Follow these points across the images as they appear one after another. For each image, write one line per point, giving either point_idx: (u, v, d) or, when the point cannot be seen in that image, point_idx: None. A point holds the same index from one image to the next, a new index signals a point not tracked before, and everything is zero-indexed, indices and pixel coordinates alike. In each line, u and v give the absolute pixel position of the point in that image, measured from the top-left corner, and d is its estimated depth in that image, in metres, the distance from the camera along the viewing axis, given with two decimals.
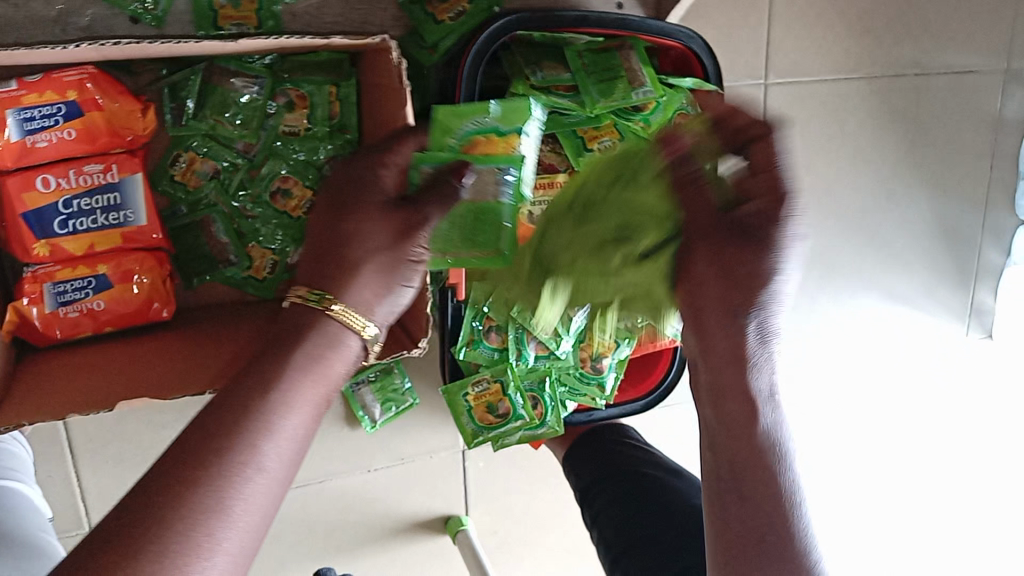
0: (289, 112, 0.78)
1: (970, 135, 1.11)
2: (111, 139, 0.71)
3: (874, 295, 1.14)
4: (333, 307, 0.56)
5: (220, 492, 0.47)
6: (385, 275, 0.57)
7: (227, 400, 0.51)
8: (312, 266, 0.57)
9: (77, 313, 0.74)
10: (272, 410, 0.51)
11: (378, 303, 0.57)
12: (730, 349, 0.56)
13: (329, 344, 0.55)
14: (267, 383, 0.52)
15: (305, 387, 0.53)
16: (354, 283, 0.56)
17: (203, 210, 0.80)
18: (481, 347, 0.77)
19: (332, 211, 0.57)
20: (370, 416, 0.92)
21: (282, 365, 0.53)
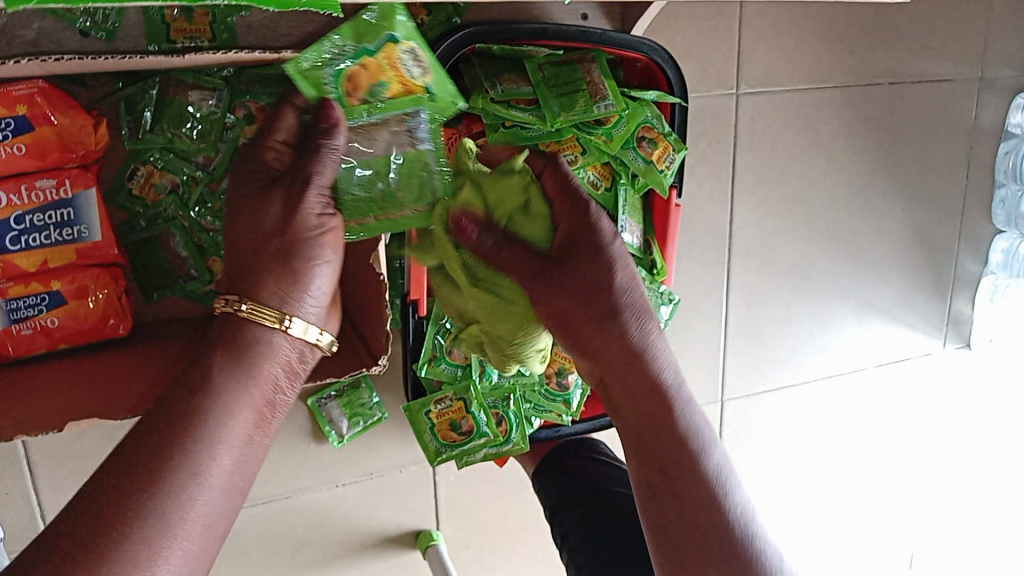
0: (248, 125, 0.76)
1: (946, 144, 1.11)
2: (63, 154, 0.70)
3: (850, 304, 1.14)
4: (242, 308, 0.54)
5: (161, 504, 0.46)
6: (288, 258, 0.55)
7: (145, 429, 0.48)
8: (228, 268, 0.56)
9: (31, 330, 0.72)
10: (210, 416, 0.50)
11: (292, 290, 0.55)
12: (618, 366, 0.61)
13: (258, 351, 0.54)
14: (197, 388, 0.50)
15: (244, 392, 0.52)
16: (265, 276, 0.55)
17: (162, 223, 0.78)
18: (443, 363, 0.76)
19: (234, 202, 0.57)
20: (337, 431, 0.91)
21: (213, 369, 0.52)
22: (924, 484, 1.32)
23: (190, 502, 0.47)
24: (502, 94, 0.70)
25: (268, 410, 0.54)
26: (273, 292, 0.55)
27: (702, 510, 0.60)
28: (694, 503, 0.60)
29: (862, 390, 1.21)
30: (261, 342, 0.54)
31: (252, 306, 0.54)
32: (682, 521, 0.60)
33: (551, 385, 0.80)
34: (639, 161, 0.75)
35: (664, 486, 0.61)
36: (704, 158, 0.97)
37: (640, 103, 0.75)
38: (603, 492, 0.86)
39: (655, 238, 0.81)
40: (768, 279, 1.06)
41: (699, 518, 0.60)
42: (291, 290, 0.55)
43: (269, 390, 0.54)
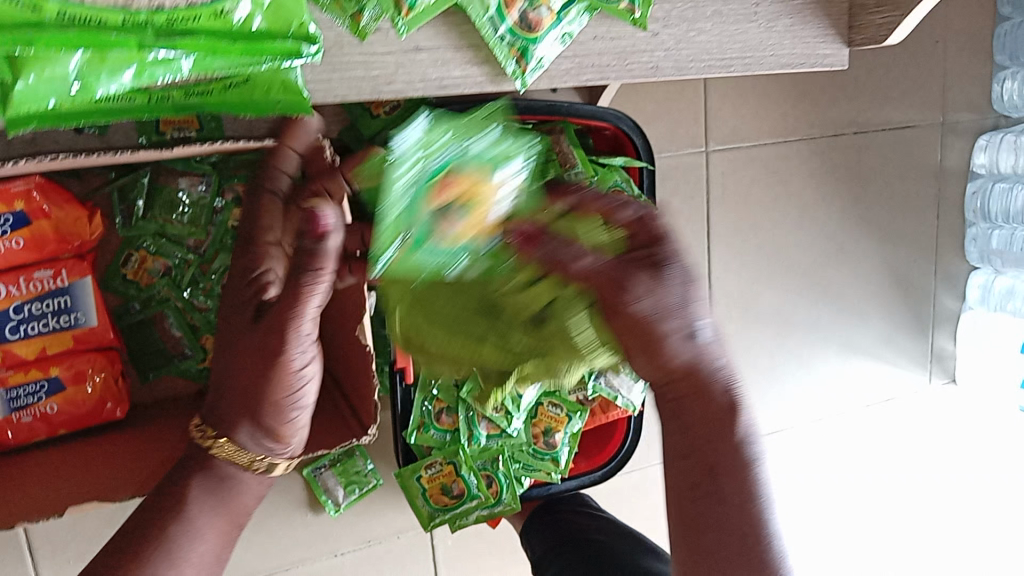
0: (237, 207, 0.80)
1: (914, 187, 1.14)
2: (59, 245, 0.73)
3: (833, 348, 1.16)
4: (221, 445, 0.63)
5: None
6: (268, 416, 0.62)
7: (132, 535, 0.60)
8: (213, 405, 0.64)
9: (31, 418, 0.74)
10: (174, 541, 0.60)
11: (268, 442, 0.64)
12: None
13: (224, 477, 0.63)
14: (169, 513, 0.61)
15: (204, 515, 0.62)
16: (243, 421, 0.62)
17: (156, 305, 0.81)
18: (432, 429, 0.77)
19: (227, 339, 0.63)
20: (334, 499, 0.91)
21: (181, 504, 0.62)
22: (925, 523, 1.32)
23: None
24: None
25: (235, 526, 0.65)
26: (247, 435, 0.63)
27: None
28: None
29: (853, 431, 1.22)
30: (230, 478, 0.64)
31: (225, 444, 0.63)
32: None
33: (538, 445, 0.81)
34: None
35: None
36: (679, 214, 1.00)
37: (610, 169, 0.77)
38: (585, 539, 0.87)
39: None
40: (751, 326, 1.09)
41: None
42: (263, 428, 0.63)
43: (236, 515, 0.65)
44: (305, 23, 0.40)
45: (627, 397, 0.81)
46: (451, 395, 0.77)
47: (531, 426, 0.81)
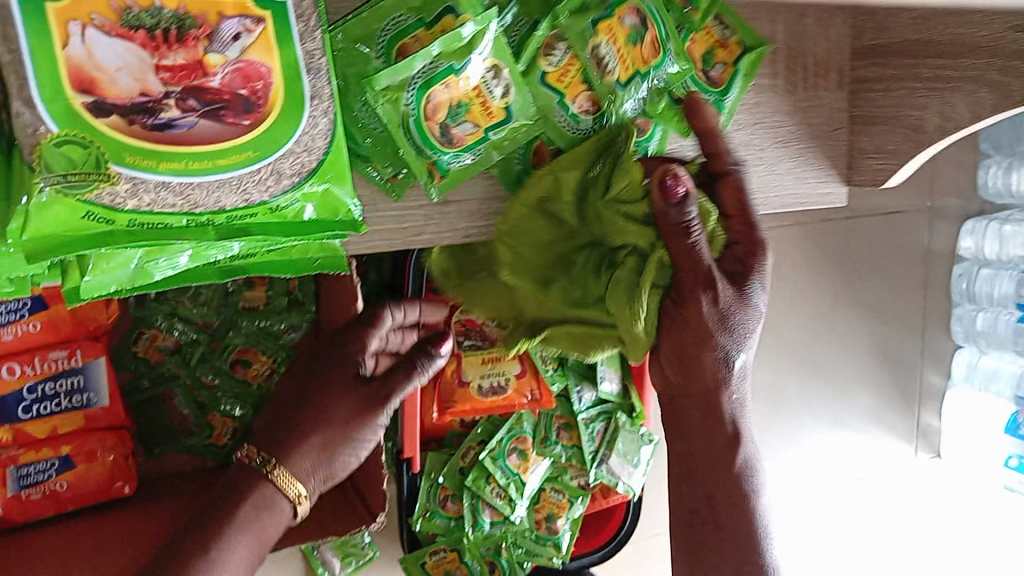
0: (248, 289, 0.83)
1: (901, 269, 1.18)
2: (75, 328, 0.75)
3: (824, 423, 1.18)
4: (273, 471, 0.63)
5: None
6: (327, 452, 0.64)
7: (175, 552, 0.58)
8: (267, 433, 0.65)
9: (39, 494, 0.75)
10: (209, 562, 0.58)
11: (314, 474, 0.64)
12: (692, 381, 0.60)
13: (261, 511, 0.61)
14: (206, 537, 0.59)
15: (240, 548, 0.60)
16: (301, 451, 0.63)
17: (165, 382, 0.82)
18: (436, 517, 0.79)
19: (306, 379, 0.67)
20: (330, 570, 0.93)
21: (220, 527, 0.59)
22: None
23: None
24: None
25: (258, 559, 0.61)
26: (301, 465, 0.63)
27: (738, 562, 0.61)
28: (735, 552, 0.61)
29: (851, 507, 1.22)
30: (269, 502, 0.62)
31: (282, 473, 0.63)
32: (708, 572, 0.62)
33: (540, 531, 0.83)
34: None
35: (705, 523, 0.62)
36: None
37: None
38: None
39: (633, 382, 0.85)
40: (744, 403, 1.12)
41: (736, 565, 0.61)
42: (316, 472, 0.64)
43: (263, 545, 0.61)
44: (351, 209, 0.44)
45: (629, 482, 0.83)
46: (456, 482, 0.79)
47: (533, 512, 0.84)
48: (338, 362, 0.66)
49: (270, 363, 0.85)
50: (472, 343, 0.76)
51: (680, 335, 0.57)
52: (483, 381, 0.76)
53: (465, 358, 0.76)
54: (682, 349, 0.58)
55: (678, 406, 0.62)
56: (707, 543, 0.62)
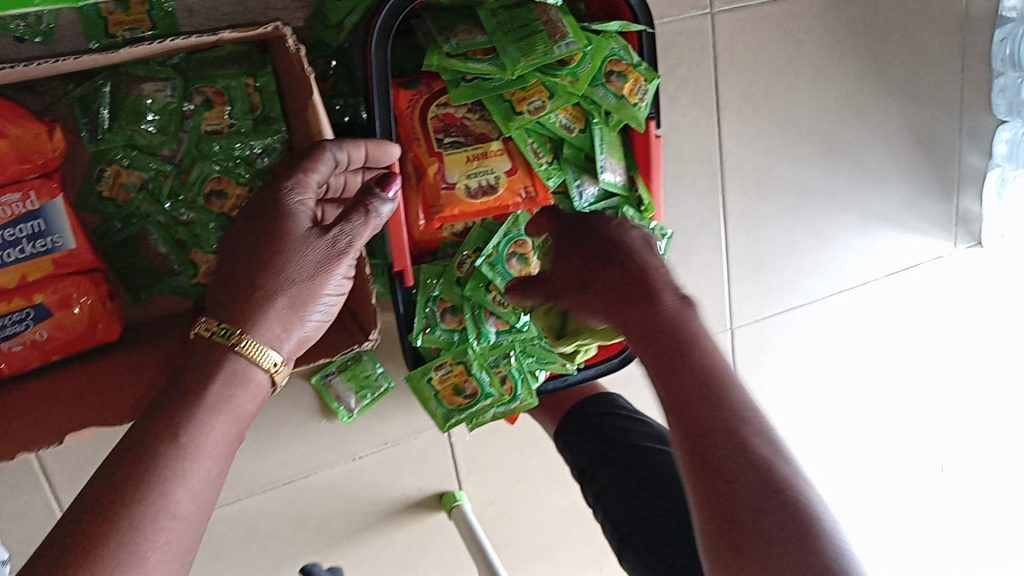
0: (208, 111, 0.75)
1: (938, 38, 1.05)
2: (22, 166, 0.69)
3: (853, 216, 1.12)
4: (241, 343, 0.56)
5: (128, 531, 0.49)
6: (294, 309, 0.58)
7: (138, 438, 0.52)
8: (218, 303, 0.57)
9: (21, 346, 0.71)
10: (179, 453, 0.52)
11: (286, 338, 0.58)
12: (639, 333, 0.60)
13: (235, 385, 0.56)
14: (168, 425, 0.53)
15: (212, 430, 0.54)
16: (267, 316, 0.57)
17: (137, 222, 0.77)
18: (437, 330, 0.76)
19: (246, 236, 0.58)
20: (345, 406, 0.90)
21: (188, 409, 0.54)
22: (940, 383, 1.33)
23: (162, 544, 0.50)
24: (458, 47, 0.66)
25: (237, 438, 0.56)
26: (271, 331, 0.57)
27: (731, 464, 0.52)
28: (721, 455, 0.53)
29: (875, 300, 1.20)
30: (241, 372, 0.56)
31: (250, 342, 0.56)
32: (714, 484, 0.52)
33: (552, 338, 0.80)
34: (610, 97, 0.71)
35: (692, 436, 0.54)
36: (686, 84, 0.94)
37: (602, 37, 0.70)
38: (637, 448, 0.88)
39: (639, 172, 0.77)
40: (766, 200, 1.04)
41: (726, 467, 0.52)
42: (288, 336, 0.59)
43: (238, 425, 0.56)
44: None
45: None
46: (456, 294, 0.76)
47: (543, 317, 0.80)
48: (281, 214, 0.58)
49: (246, 192, 0.78)
50: (454, 140, 0.70)
51: (594, 274, 0.66)
52: (470, 181, 0.70)
53: (448, 158, 0.69)
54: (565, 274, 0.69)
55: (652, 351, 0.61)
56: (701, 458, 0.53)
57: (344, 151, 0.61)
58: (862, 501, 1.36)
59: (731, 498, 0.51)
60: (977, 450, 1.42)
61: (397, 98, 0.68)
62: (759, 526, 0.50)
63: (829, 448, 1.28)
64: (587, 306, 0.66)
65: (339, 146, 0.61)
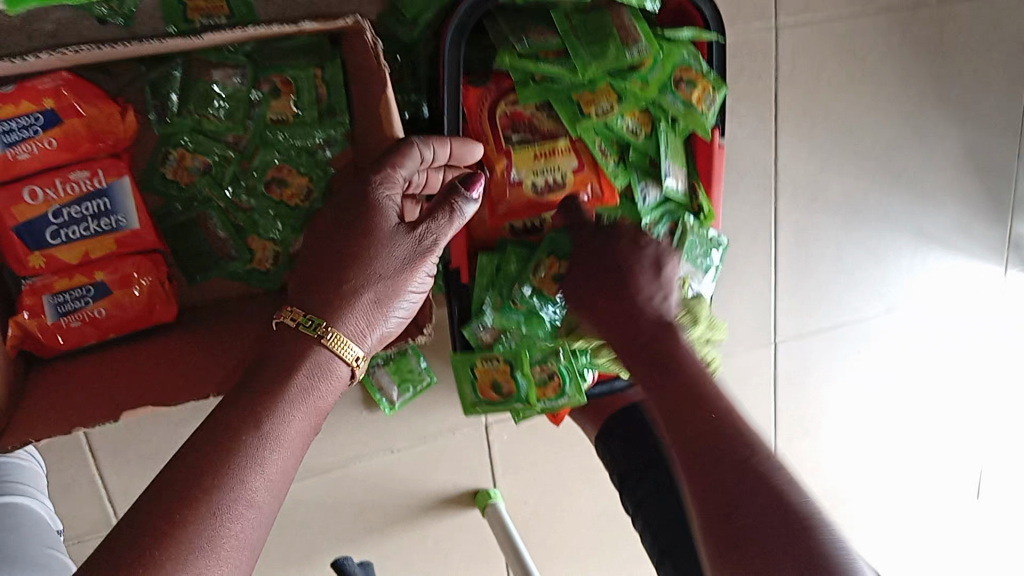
0: (275, 100, 0.75)
1: (1004, 60, 1.04)
2: (93, 145, 0.69)
3: (904, 235, 1.10)
4: (327, 334, 0.60)
5: (208, 515, 0.51)
6: (377, 304, 0.62)
7: (226, 420, 0.56)
8: (306, 294, 0.62)
9: (79, 322, 0.73)
10: (261, 441, 0.55)
11: (367, 331, 0.63)
12: (651, 352, 0.68)
13: (318, 379, 0.60)
14: (252, 415, 0.56)
15: (291, 421, 0.57)
16: (350, 310, 0.61)
17: (198, 206, 0.78)
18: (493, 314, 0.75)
19: (336, 230, 0.62)
20: (387, 398, 0.90)
21: (273, 397, 0.57)
22: (981, 408, 1.31)
23: (239, 529, 0.53)
24: (530, 48, 0.66)
25: (313, 427, 0.60)
26: (353, 324, 0.61)
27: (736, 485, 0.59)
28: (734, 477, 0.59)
29: (921, 323, 1.19)
30: (324, 362, 0.60)
31: (336, 335, 0.60)
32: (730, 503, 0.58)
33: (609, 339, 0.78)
34: (678, 104, 0.70)
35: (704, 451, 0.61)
36: (746, 95, 0.93)
37: (674, 44, 0.70)
38: None
39: (700, 181, 0.77)
40: (818, 215, 1.03)
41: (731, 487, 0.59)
42: (369, 328, 0.63)
43: (314, 415, 0.59)
44: None
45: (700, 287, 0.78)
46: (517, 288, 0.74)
47: None
48: (370, 210, 0.61)
49: (306, 181, 0.79)
50: (522, 137, 0.71)
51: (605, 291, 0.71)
52: (537, 178, 0.71)
53: (516, 155, 0.71)
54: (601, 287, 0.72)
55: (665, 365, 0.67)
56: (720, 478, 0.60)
57: (430, 151, 0.63)
58: (894, 523, 1.34)
59: (744, 530, 0.57)
60: (1014, 477, 1.40)
61: (466, 96, 0.69)
62: (763, 541, 0.56)
63: (863, 468, 1.26)
64: (601, 315, 0.71)
65: (426, 143, 0.63)
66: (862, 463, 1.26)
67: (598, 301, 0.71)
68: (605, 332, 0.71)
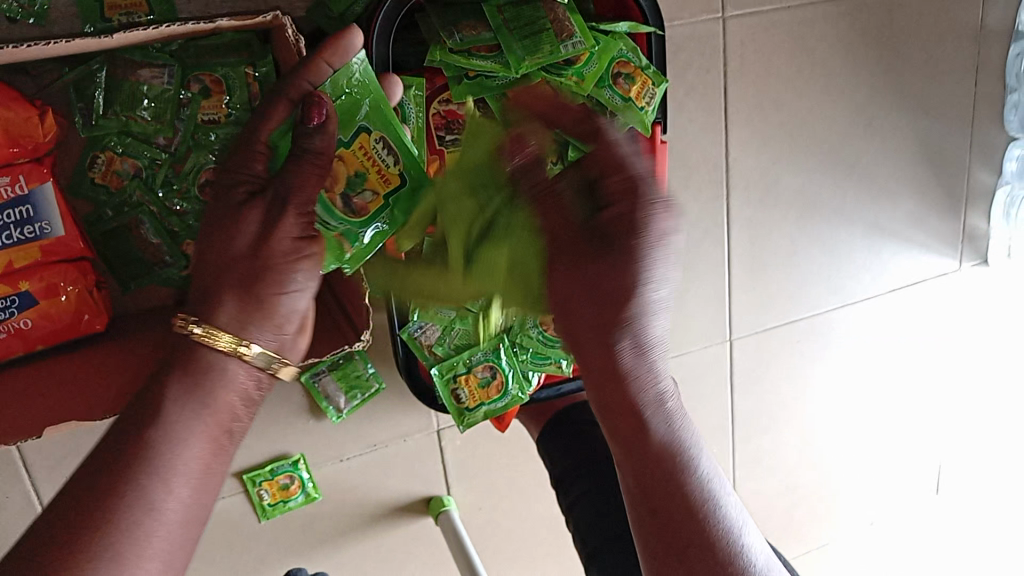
0: (205, 100, 0.73)
1: (953, 51, 1.04)
2: (12, 150, 0.67)
3: (859, 229, 1.10)
4: (199, 331, 0.56)
5: (111, 534, 0.50)
6: (251, 291, 0.56)
7: (122, 435, 0.53)
8: (198, 295, 0.57)
9: (5, 333, 0.70)
10: (159, 451, 0.53)
11: (249, 323, 0.57)
12: (603, 375, 0.55)
13: (218, 376, 0.57)
14: (149, 419, 0.54)
15: (197, 424, 0.55)
16: (221, 304, 0.56)
17: (129, 211, 0.75)
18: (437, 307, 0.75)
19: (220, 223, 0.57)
20: (335, 406, 0.88)
21: (164, 405, 0.54)
22: (941, 401, 1.31)
23: (148, 540, 0.52)
24: (462, 43, 0.65)
25: (221, 432, 0.57)
26: (227, 316, 0.56)
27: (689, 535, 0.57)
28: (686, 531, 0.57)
29: (879, 317, 1.19)
30: (208, 361, 0.56)
31: (207, 327, 0.56)
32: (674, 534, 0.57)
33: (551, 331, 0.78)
34: (617, 99, 0.69)
35: (657, 519, 0.57)
36: (694, 90, 0.92)
37: (611, 37, 0.69)
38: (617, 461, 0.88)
39: None
40: (771, 211, 1.03)
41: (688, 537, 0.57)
42: (251, 319, 0.57)
43: (221, 416, 0.57)
44: None
45: None
46: None
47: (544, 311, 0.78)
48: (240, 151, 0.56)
49: None
50: (454, 138, 0.70)
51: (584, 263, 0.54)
52: None
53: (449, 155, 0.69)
54: (597, 286, 0.53)
55: (611, 389, 0.56)
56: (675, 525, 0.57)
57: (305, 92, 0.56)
58: (858, 518, 1.34)
59: (680, 540, 0.57)
60: (976, 470, 1.40)
61: None
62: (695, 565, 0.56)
63: (824, 463, 1.26)
64: (565, 290, 0.55)
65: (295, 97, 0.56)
66: (823, 458, 1.26)
67: (571, 292, 0.55)
68: (564, 296, 0.55)
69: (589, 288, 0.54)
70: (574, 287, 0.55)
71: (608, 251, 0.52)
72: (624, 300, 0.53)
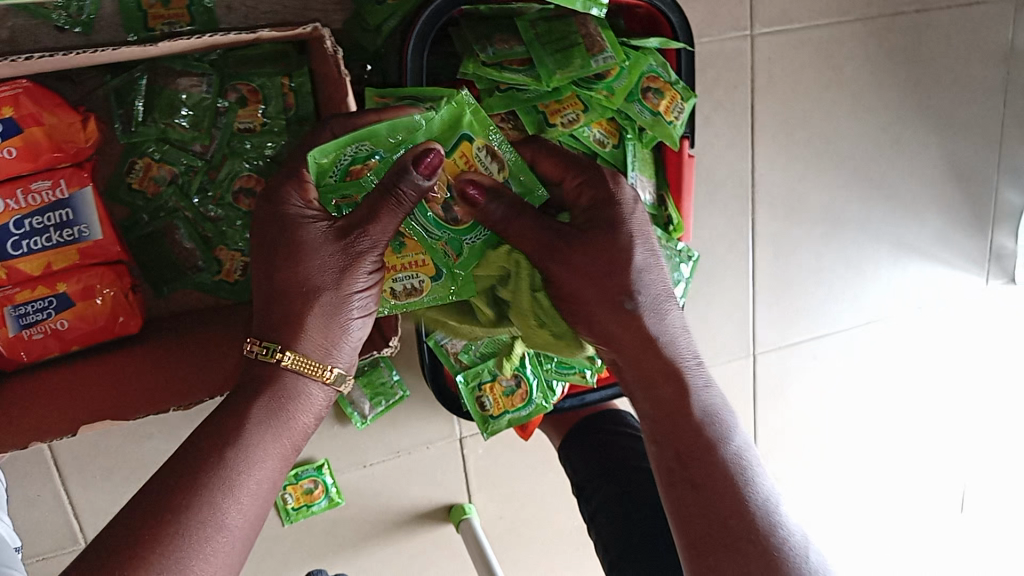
0: (241, 108, 0.75)
1: (982, 71, 1.04)
2: (55, 155, 0.68)
3: (885, 246, 1.10)
4: (283, 359, 0.58)
5: (182, 545, 0.52)
6: (330, 317, 0.59)
7: (198, 449, 0.56)
8: (266, 316, 0.59)
9: (42, 334, 0.72)
10: (230, 469, 0.55)
11: (333, 347, 0.60)
12: (635, 347, 0.68)
13: (288, 400, 0.59)
14: (225, 441, 0.56)
15: (273, 444, 0.58)
16: (305, 329, 0.58)
17: (165, 216, 0.77)
18: None
19: (284, 258, 0.58)
20: (359, 412, 0.89)
21: (238, 429, 0.57)
22: (965, 421, 1.30)
23: (210, 553, 0.53)
24: (494, 57, 0.66)
25: (291, 454, 0.59)
26: (312, 343, 0.59)
27: (724, 519, 0.64)
28: (715, 499, 0.65)
29: (903, 337, 1.18)
30: (292, 386, 0.59)
31: (300, 358, 0.58)
32: (705, 518, 0.64)
33: None
34: (646, 114, 0.70)
35: (688, 485, 0.66)
36: (721, 105, 0.92)
37: (642, 53, 0.70)
38: (636, 470, 0.87)
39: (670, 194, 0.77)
40: (797, 227, 1.03)
41: (722, 519, 0.64)
42: (331, 344, 0.60)
43: (295, 438, 0.59)
44: None
45: None
46: None
47: None
48: (294, 227, 0.58)
49: None
50: None
51: (598, 256, 0.65)
52: None
53: None
54: (605, 259, 0.65)
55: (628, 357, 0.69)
56: (697, 505, 0.65)
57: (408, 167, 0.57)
58: (879, 536, 1.33)
59: (705, 530, 0.64)
60: (1000, 492, 1.39)
61: None
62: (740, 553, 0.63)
63: (844, 482, 1.25)
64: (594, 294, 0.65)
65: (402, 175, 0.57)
66: (844, 476, 1.25)
67: (576, 282, 0.65)
68: (579, 280, 0.65)
69: (581, 273, 0.65)
70: (572, 274, 0.65)
71: (606, 231, 0.65)
72: (627, 278, 0.66)
